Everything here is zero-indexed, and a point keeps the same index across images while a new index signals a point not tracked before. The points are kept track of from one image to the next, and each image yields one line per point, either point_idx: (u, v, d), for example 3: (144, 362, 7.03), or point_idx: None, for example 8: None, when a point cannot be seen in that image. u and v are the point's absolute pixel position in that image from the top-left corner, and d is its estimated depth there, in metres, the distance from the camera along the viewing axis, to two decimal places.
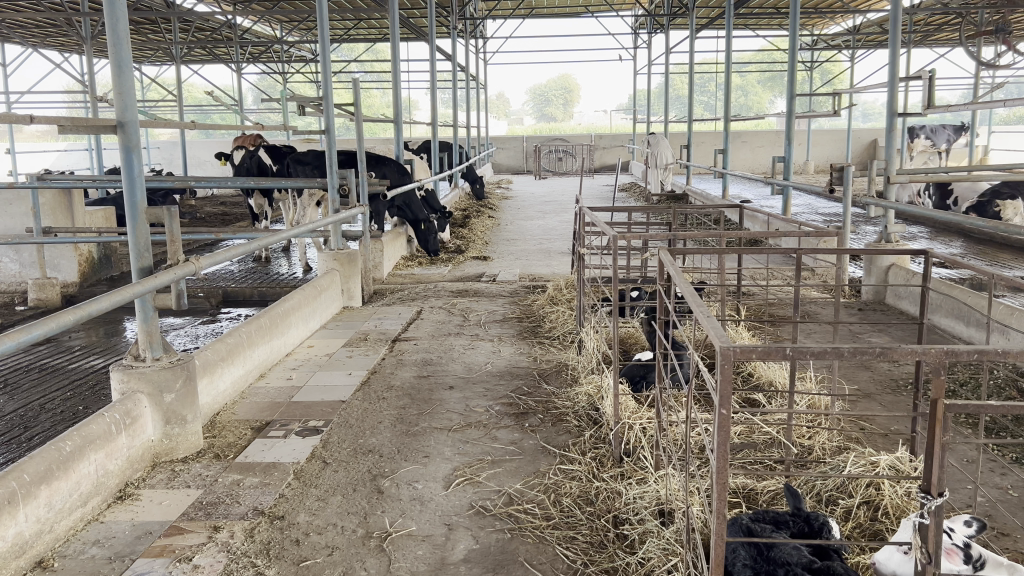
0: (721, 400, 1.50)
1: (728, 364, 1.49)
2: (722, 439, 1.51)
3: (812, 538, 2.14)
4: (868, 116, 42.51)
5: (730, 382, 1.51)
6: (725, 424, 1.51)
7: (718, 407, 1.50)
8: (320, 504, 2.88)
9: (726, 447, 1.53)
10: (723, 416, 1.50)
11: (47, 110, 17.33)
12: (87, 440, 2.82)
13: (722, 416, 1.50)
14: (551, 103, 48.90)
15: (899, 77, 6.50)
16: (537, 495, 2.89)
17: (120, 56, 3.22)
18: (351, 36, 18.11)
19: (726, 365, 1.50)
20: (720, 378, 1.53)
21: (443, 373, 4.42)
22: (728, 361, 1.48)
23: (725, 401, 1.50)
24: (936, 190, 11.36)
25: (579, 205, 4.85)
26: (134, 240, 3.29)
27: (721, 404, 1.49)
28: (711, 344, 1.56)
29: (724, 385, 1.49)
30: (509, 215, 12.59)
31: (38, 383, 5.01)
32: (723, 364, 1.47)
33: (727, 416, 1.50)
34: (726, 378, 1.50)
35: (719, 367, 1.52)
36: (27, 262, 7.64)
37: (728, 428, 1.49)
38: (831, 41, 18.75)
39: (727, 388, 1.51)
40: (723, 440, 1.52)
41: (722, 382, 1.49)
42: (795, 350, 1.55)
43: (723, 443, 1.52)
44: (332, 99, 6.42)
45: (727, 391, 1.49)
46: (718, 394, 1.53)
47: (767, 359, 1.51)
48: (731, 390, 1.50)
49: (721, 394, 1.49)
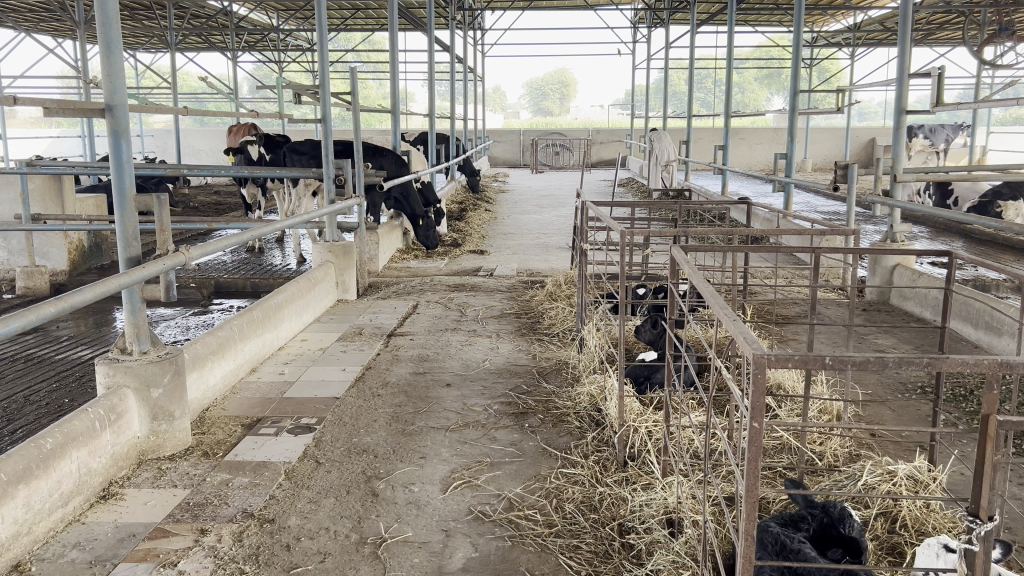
0: (752, 411, 1.38)
1: (760, 373, 1.37)
2: (752, 453, 1.39)
3: (831, 547, 2.04)
4: (864, 116, 42.62)
5: (761, 393, 1.39)
6: (756, 439, 1.39)
7: (749, 418, 1.38)
8: (312, 507, 2.77)
9: (755, 461, 1.40)
10: (754, 430, 1.39)
11: (40, 95, 17.09)
12: (69, 437, 2.70)
13: (753, 429, 1.38)
14: (548, 97, 48.95)
15: (907, 73, 6.36)
16: (539, 500, 2.78)
17: (109, 38, 3.08)
18: (348, 26, 17.92)
19: (757, 375, 1.38)
20: (749, 390, 1.41)
21: (441, 370, 4.31)
22: (760, 369, 1.37)
23: (756, 414, 1.38)
24: (937, 190, 11.28)
25: (582, 199, 4.72)
26: (121, 229, 3.16)
27: (752, 415, 1.37)
28: (742, 349, 1.43)
29: (755, 393, 1.37)
30: (505, 209, 12.48)
31: (23, 374, 4.87)
32: (755, 373, 1.36)
33: (759, 429, 1.38)
34: (759, 390, 1.38)
35: (748, 375, 1.40)
36: (16, 250, 7.47)
37: (760, 442, 1.37)
38: (831, 38, 18.64)
39: (757, 399, 1.39)
40: (753, 453, 1.40)
41: (752, 393, 1.37)
42: (834, 359, 1.41)
43: (753, 461, 1.40)
44: (329, 87, 6.26)
45: (758, 401, 1.37)
46: (749, 405, 1.41)
47: (802, 369, 1.38)
48: (761, 400, 1.38)
49: (753, 405, 1.37)
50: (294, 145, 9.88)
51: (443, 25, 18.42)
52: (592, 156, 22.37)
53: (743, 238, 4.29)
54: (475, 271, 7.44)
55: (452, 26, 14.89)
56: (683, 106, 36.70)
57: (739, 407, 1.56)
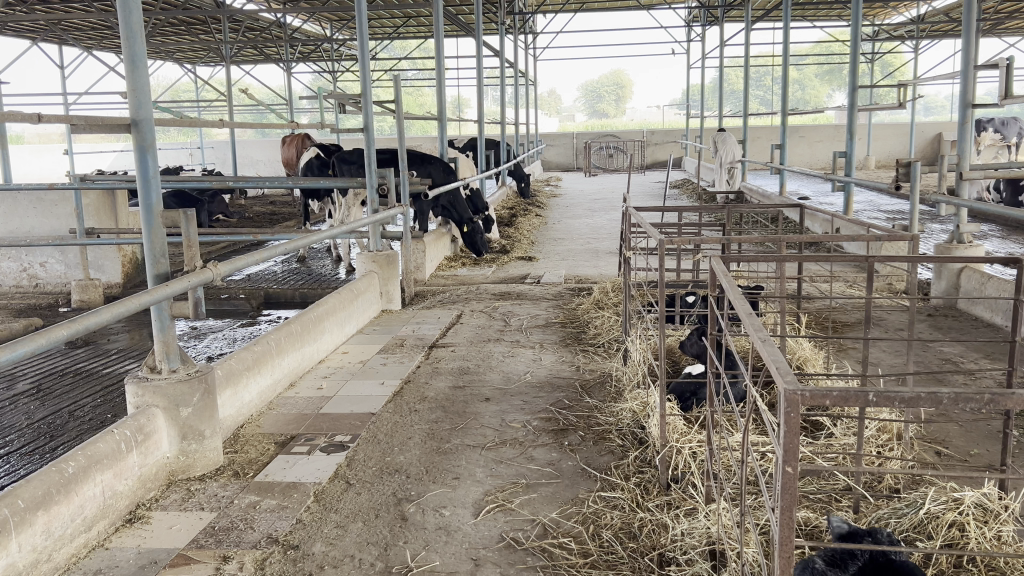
0: (784, 455, 1.21)
1: (793, 412, 1.20)
2: (787, 503, 1.22)
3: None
4: (930, 111, 41.43)
5: (796, 430, 1.23)
6: (789, 485, 1.22)
7: (781, 463, 1.21)
8: (338, 532, 2.66)
9: (789, 511, 1.24)
10: (787, 474, 1.22)
11: (103, 110, 17.51)
12: (93, 460, 2.64)
13: (785, 474, 1.21)
14: (603, 99, 48.78)
15: (974, 64, 6.00)
16: (575, 526, 2.63)
17: (133, 51, 3.04)
18: (400, 34, 18.02)
19: (791, 412, 1.21)
20: (784, 426, 1.24)
21: (480, 384, 4.19)
22: (794, 406, 1.20)
23: (789, 456, 1.22)
24: (1007, 186, 10.82)
25: (625, 204, 4.54)
26: (149, 245, 3.13)
27: (783, 458, 1.19)
28: (774, 382, 1.26)
29: (788, 435, 1.21)
30: (556, 213, 12.34)
31: (70, 388, 4.91)
32: (788, 414, 1.18)
33: (793, 475, 1.21)
34: (790, 426, 1.21)
35: (782, 411, 1.23)
36: (72, 262, 7.71)
37: (794, 491, 1.20)
38: (893, 32, 18.07)
39: (791, 438, 1.22)
40: (787, 501, 1.23)
41: (784, 434, 1.20)
42: (879, 395, 1.22)
43: (789, 512, 1.23)
44: (370, 96, 6.17)
45: (792, 443, 1.20)
46: (782, 445, 1.25)
47: (844, 406, 1.21)
48: (794, 442, 1.22)
49: (785, 448, 1.21)
50: (343, 154, 9.85)
51: (493, 30, 18.42)
52: (646, 158, 22.07)
53: (794, 242, 4.09)
54: (522, 278, 7.30)
55: (501, 31, 14.78)
56: (740, 104, 36.29)
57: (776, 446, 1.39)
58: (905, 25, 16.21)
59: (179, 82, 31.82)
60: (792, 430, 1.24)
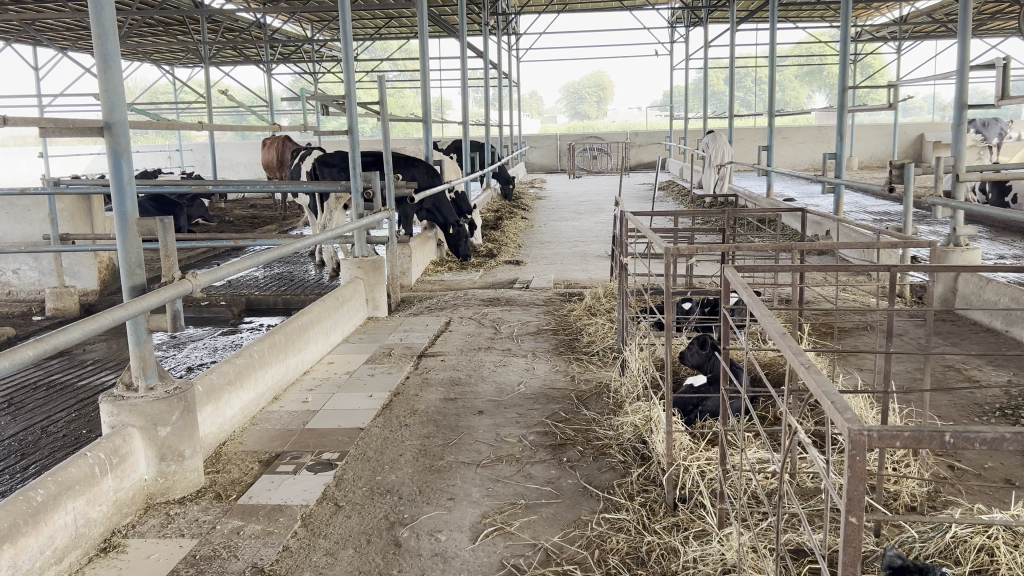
0: (849, 505, 1.07)
1: (857, 456, 1.07)
2: (848, 558, 1.09)
3: None
4: (910, 112, 41.52)
5: (862, 476, 1.09)
6: (853, 537, 1.08)
7: (846, 512, 1.08)
8: (328, 561, 2.50)
9: (853, 566, 1.09)
10: (851, 527, 1.08)
11: (78, 112, 17.18)
12: (64, 486, 2.47)
13: (850, 526, 1.08)
14: (584, 100, 48.84)
15: (970, 63, 5.89)
16: (579, 551, 2.49)
17: (106, 51, 2.86)
18: (382, 35, 17.80)
19: (855, 456, 1.08)
20: (849, 470, 1.11)
21: (473, 396, 4.03)
22: (859, 449, 1.07)
23: (853, 506, 1.08)
24: (993, 187, 10.81)
25: (620, 208, 4.38)
26: (124, 255, 2.95)
27: (849, 511, 1.06)
28: (831, 421, 1.13)
29: (853, 481, 1.07)
30: (542, 215, 12.21)
31: (44, 402, 4.71)
32: (852, 458, 1.06)
33: (858, 527, 1.07)
34: (857, 472, 1.08)
35: (845, 455, 1.09)
36: (46, 269, 7.42)
37: (858, 544, 1.07)
38: (875, 32, 18.04)
39: (855, 484, 1.08)
40: (849, 555, 1.09)
41: (849, 479, 1.07)
42: (957, 436, 1.07)
43: (849, 568, 1.09)
44: (355, 98, 5.98)
45: (857, 491, 1.07)
46: (843, 492, 1.11)
47: (919, 447, 1.06)
48: (859, 489, 1.08)
49: (850, 496, 1.07)
50: (324, 157, 9.67)
51: (476, 32, 18.27)
52: (630, 159, 22.01)
53: (798, 250, 3.99)
54: (510, 283, 7.16)
55: (485, 32, 14.62)
56: (722, 105, 36.44)
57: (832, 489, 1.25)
58: (888, 26, 16.19)
59: (157, 84, 31.44)
60: (857, 474, 1.11)
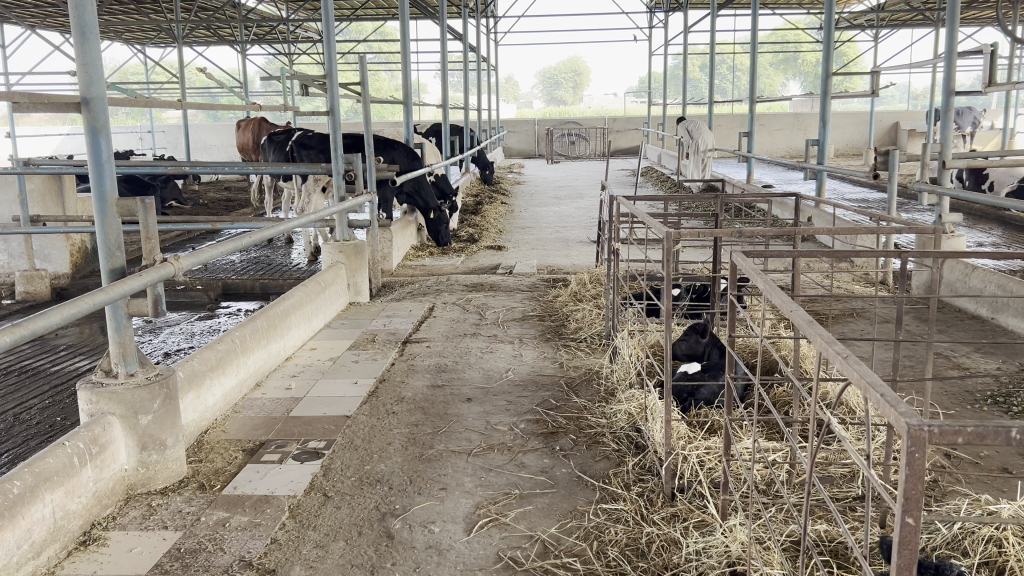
0: (907, 504, 1.05)
1: (917, 453, 1.05)
2: (903, 561, 1.06)
3: None
4: (884, 100, 41.85)
5: (918, 475, 1.06)
6: (910, 538, 1.06)
7: (902, 511, 1.06)
8: (319, 554, 2.43)
9: (909, 567, 1.07)
10: (908, 527, 1.06)
11: (46, 91, 16.76)
12: (42, 477, 2.36)
13: (907, 527, 1.06)
14: (561, 86, 48.66)
15: (957, 51, 5.85)
16: (577, 544, 2.43)
17: (84, 23, 2.73)
18: (359, 16, 17.54)
19: (914, 453, 1.05)
20: (902, 466, 1.08)
21: (460, 383, 3.95)
22: (919, 447, 1.04)
23: (910, 505, 1.06)
24: (970, 175, 10.89)
25: (610, 192, 4.29)
26: (102, 237, 2.84)
27: (908, 509, 1.04)
28: (887, 415, 1.11)
29: (912, 479, 1.05)
30: (522, 201, 12.12)
31: (15, 389, 4.56)
32: (913, 456, 1.03)
33: (915, 528, 1.05)
34: (915, 469, 1.06)
35: (903, 454, 1.07)
36: (16, 251, 7.13)
37: (918, 542, 1.04)
38: (854, 21, 18.06)
39: (912, 481, 1.06)
40: (906, 554, 1.07)
41: (908, 476, 1.05)
42: (1023, 432, 1.05)
43: (904, 570, 1.07)
44: (336, 78, 5.82)
45: (917, 489, 1.05)
46: (899, 491, 1.08)
47: (981, 442, 1.04)
48: (919, 487, 1.05)
49: (908, 494, 1.05)
50: (302, 139, 9.49)
51: (455, 14, 18.05)
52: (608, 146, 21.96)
53: (792, 237, 3.96)
54: (494, 268, 7.07)
55: (464, 15, 14.45)
56: (698, 92, 36.49)
57: (871, 480, 1.22)
58: (867, 14, 16.20)
59: (128, 65, 30.85)
60: (911, 474, 1.08)
